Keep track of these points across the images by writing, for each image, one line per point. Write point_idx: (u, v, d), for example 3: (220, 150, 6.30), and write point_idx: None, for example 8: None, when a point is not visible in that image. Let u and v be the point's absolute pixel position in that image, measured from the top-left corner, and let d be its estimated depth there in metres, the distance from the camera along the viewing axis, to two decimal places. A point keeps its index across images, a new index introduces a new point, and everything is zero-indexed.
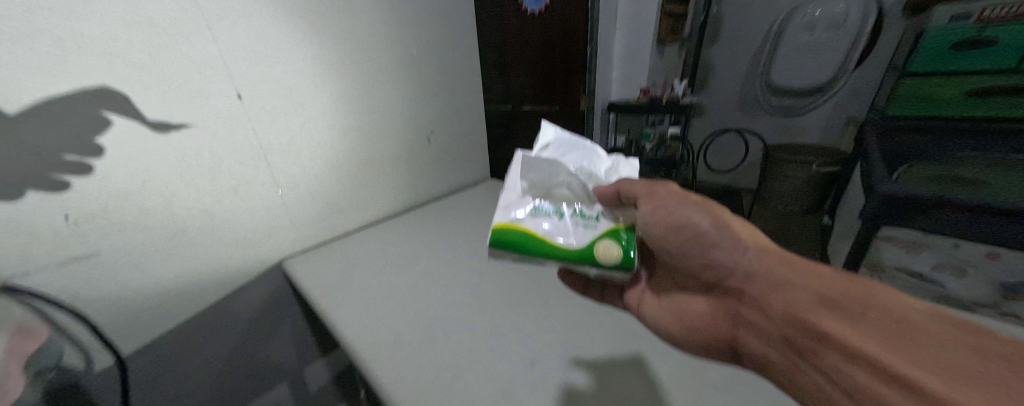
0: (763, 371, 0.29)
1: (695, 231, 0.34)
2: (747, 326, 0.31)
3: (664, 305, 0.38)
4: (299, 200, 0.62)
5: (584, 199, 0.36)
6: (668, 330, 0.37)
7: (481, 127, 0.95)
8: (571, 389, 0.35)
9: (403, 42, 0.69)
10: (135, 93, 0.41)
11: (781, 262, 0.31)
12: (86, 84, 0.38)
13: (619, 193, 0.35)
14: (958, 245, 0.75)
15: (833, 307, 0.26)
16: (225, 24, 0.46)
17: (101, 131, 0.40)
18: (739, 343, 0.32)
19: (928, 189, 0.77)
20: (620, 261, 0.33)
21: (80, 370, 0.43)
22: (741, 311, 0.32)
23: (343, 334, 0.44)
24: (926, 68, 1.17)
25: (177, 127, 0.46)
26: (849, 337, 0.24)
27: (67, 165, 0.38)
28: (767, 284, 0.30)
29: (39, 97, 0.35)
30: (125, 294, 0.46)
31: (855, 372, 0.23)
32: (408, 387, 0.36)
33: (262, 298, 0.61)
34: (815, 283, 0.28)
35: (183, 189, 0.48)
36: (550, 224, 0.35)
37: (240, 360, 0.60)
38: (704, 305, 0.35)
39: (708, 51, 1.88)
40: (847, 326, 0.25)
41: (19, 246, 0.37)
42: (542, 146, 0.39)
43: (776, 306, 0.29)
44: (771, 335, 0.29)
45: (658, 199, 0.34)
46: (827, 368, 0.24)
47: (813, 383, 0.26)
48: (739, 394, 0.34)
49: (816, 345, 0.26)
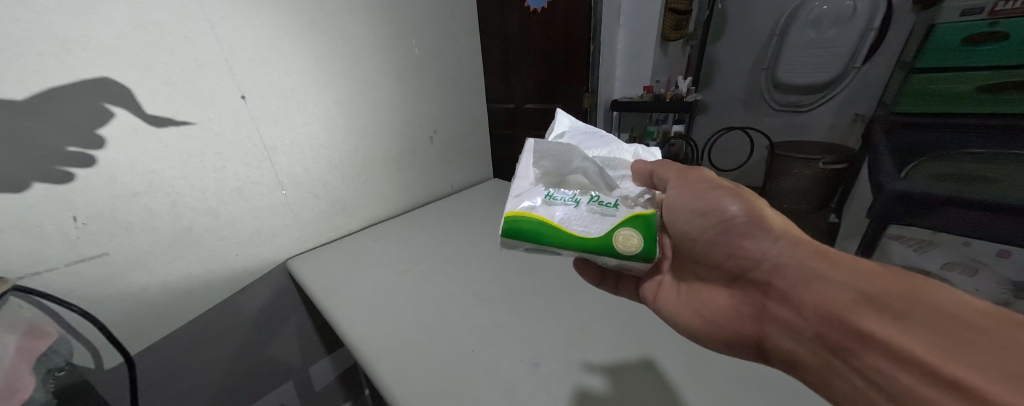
0: (795, 370, 0.30)
1: (725, 216, 0.35)
2: (776, 322, 0.31)
3: (684, 299, 0.39)
4: (304, 200, 0.62)
5: (601, 187, 0.36)
6: (688, 324, 0.38)
7: (483, 127, 0.95)
8: (580, 390, 0.35)
9: (405, 41, 0.69)
10: (138, 87, 0.41)
11: (817, 255, 0.30)
12: (86, 76, 0.38)
13: (654, 173, 0.37)
14: (969, 243, 0.75)
15: (874, 304, 0.26)
16: (229, 24, 0.46)
17: (102, 123, 0.40)
18: (766, 339, 0.32)
19: (939, 186, 0.75)
20: (639, 251, 0.33)
21: (88, 367, 0.44)
22: (771, 308, 0.32)
23: (347, 332, 0.44)
24: (936, 64, 1.15)
25: (179, 123, 0.45)
26: (892, 338, 0.24)
27: (69, 157, 0.39)
28: (799, 277, 0.30)
29: (36, 89, 0.35)
30: (132, 293, 0.47)
31: (898, 375, 0.23)
32: (412, 386, 0.36)
33: (267, 297, 0.62)
34: (853, 276, 0.27)
35: (189, 190, 0.48)
36: (565, 212, 0.35)
37: (246, 358, 0.61)
38: (729, 300, 0.36)
39: (712, 48, 1.86)
40: (892, 326, 0.24)
41: (29, 247, 0.38)
42: (559, 134, 0.39)
43: (808, 302, 0.29)
44: (802, 333, 0.29)
45: (692, 184, 0.37)
46: (869, 370, 0.25)
47: (848, 383, 0.26)
48: (758, 387, 0.34)
49: (855, 346, 0.25)
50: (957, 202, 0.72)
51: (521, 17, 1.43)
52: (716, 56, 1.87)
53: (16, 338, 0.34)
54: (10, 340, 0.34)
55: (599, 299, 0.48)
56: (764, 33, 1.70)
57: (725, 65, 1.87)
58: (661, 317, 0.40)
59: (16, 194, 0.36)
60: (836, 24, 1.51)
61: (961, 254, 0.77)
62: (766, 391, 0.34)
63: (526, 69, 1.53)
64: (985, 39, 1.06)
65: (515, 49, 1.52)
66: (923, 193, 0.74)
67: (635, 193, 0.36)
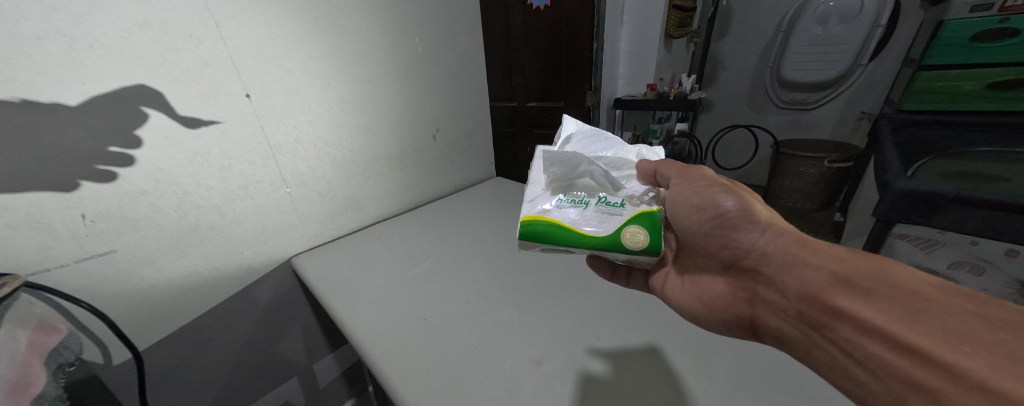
0: (779, 344, 0.32)
1: (719, 211, 0.35)
2: (763, 303, 0.33)
3: (686, 287, 0.39)
4: (309, 199, 0.63)
5: (607, 187, 0.36)
6: (689, 309, 0.38)
7: (487, 125, 0.95)
8: (580, 376, 0.36)
9: (409, 40, 0.69)
10: (167, 89, 0.43)
11: (798, 242, 0.32)
12: (121, 83, 0.40)
13: (657, 172, 0.38)
14: (976, 242, 0.74)
15: (847, 285, 0.28)
16: (234, 24, 0.47)
17: (138, 125, 0.42)
18: (756, 319, 0.33)
19: (945, 185, 0.74)
20: (646, 246, 0.33)
21: (97, 363, 0.45)
22: (757, 291, 0.33)
23: (351, 329, 0.45)
24: (943, 61, 1.14)
25: (207, 123, 0.48)
26: (863, 313, 0.26)
27: (109, 158, 0.41)
28: (783, 263, 0.31)
29: (85, 98, 0.38)
30: (141, 290, 0.47)
31: (867, 344, 0.25)
32: (415, 382, 0.36)
33: (272, 294, 0.62)
34: (829, 260, 0.29)
35: (195, 188, 0.48)
36: (577, 214, 0.35)
37: (252, 354, 0.61)
38: (721, 285, 0.37)
39: (717, 45, 1.85)
40: (861, 302, 0.26)
41: (40, 243, 0.39)
42: (565, 139, 0.40)
43: (791, 285, 0.30)
44: (786, 311, 0.30)
45: (691, 181, 0.36)
46: (843, 342, 0.27)
47: (828, 353, 0.28)
48: (748, 364, 0.36)
49: (828, 320, 0.28)
50: (964, 199, 0.71)
51: (524, 15, 1.42)
52: (721, 54, 1.85)
53: (26, 333, 0.35)
54: (21, 335, 0.34)
55: (602, 296, 0.48)
56: (769, 30, 1.68)
57: (730, 63, 1.85)
58: (667, 303, 0.40)
59: (64, 193, 0.39)
60: (842, 21, 1.49)
61: (969, 253, 0.76)
62: (762, 374, 0.35)
63: (529, 67, 1.53)
64: (994, 36, 1.04)
65: (519, 48, 1.52)
66: (929, 191, 0.73)
67: (640, 192, 0.37)
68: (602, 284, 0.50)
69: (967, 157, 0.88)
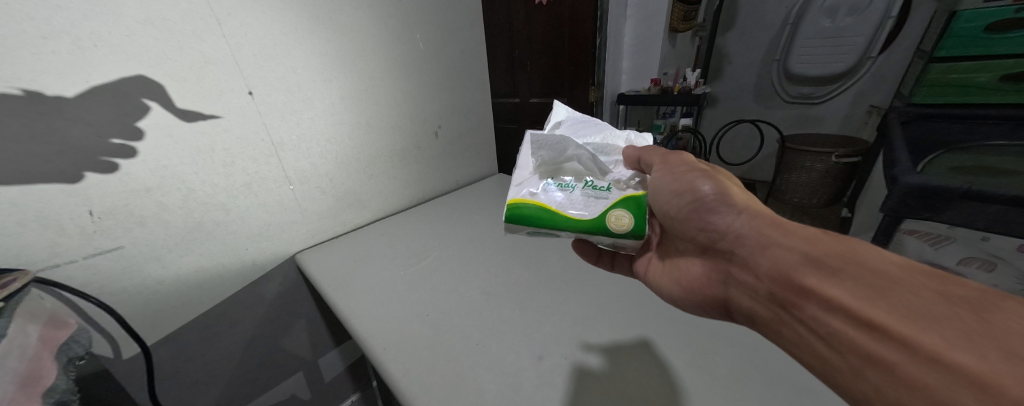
0: (753, 325, 0.32)
1: (698, 196, 0.35)
2: (738, 285, 0.33)
3: (666, 271, 0.41)
4: (312, 195, 0.63)
5: (595, 171, 0.37)
6: (669, 293, 0.40)
7: (489, 120, 0.94)
8: (579, 371, 0.36)
9: (410, 34, 0.69)
10: (167, 82, 0.43)
11: (771, 224, 0.31)
12: (124, 75, 0.40)
13: (641, 159, 0.37)
14: (987, 238, 0.72)
15: (815, 264, 0.27)
16: (236, 21, 0.47)
17: (139, 116, 0.42)
18: (731, 300, 0.34)
19: (952, 180, 0.72)
20: (631, 229, 0.33)
21: (107, 356, 0.46)
22: (732, 272, 0.33)
23: (353, 324, 0.45)
24: (956, 52, 1.12)
25: (207, 117, 0.48)
26: (829, 292, 0.25)
27: (106, 150, 0.41)
28: (755, 244, 0.31)
29: (79, 88, 0.38)
30: (149, 285, 0.48)
31: (832, 322, 0.25)
32: (418, 376, 0.37)
33: (277, 290, 0.63)
34: (801, 241, 0.29)
35: (201, 185, 0.49)
36: (563, 197, 0.35)
37: (258, 348, 0.62)
38: (700, 269, 0.37)
39: (722, 39, 1.81)
40: (826, 281, 0.26)
41: (51, 241, 0.40)
42: (554, 124, 0.41)
43: (762, 266, 0.30)
44: (758, 292, 0.31)
45: (672, 167, 0.36)
46: (808, 319, 0.26)
47: (796, 332, 0.28)
48: (744, 356, 0.36)
49: (797, 299, 0.27)
50: (974, 194, 0.69)
51: (526, 10, 1.41)
52: (726, 48, 1.82)
53: (37, 326, 0.35)
54: (33, 329, 0.34)
55: (600, 291, 0.48)
56: (777, 23, 1.65)
57: (736, 56, 1.82)
58: (651, 289, 0.42)
59: (66, 189, 0.40)
60: (852, 13, 1.46)
61: (980, 249, 0.74)
62: (761, 373, 0.34)
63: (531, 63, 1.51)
64: (1008, 26, 1.01)
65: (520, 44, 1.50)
66: (938, 185, 0.71)
67: (627, 176, 0.37)
68: (601, 278, 0.50)
69: (974, 151, 0.87)
